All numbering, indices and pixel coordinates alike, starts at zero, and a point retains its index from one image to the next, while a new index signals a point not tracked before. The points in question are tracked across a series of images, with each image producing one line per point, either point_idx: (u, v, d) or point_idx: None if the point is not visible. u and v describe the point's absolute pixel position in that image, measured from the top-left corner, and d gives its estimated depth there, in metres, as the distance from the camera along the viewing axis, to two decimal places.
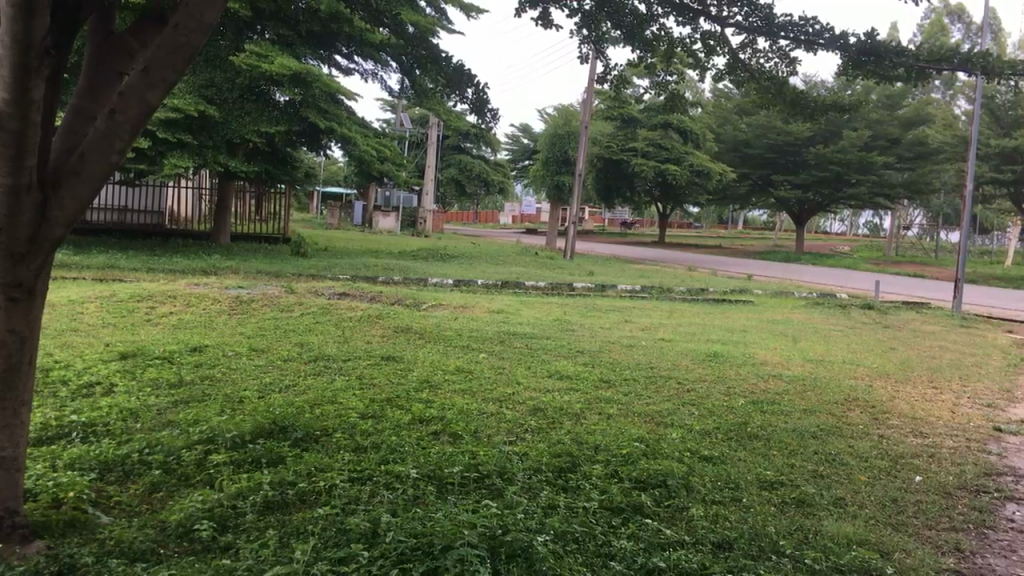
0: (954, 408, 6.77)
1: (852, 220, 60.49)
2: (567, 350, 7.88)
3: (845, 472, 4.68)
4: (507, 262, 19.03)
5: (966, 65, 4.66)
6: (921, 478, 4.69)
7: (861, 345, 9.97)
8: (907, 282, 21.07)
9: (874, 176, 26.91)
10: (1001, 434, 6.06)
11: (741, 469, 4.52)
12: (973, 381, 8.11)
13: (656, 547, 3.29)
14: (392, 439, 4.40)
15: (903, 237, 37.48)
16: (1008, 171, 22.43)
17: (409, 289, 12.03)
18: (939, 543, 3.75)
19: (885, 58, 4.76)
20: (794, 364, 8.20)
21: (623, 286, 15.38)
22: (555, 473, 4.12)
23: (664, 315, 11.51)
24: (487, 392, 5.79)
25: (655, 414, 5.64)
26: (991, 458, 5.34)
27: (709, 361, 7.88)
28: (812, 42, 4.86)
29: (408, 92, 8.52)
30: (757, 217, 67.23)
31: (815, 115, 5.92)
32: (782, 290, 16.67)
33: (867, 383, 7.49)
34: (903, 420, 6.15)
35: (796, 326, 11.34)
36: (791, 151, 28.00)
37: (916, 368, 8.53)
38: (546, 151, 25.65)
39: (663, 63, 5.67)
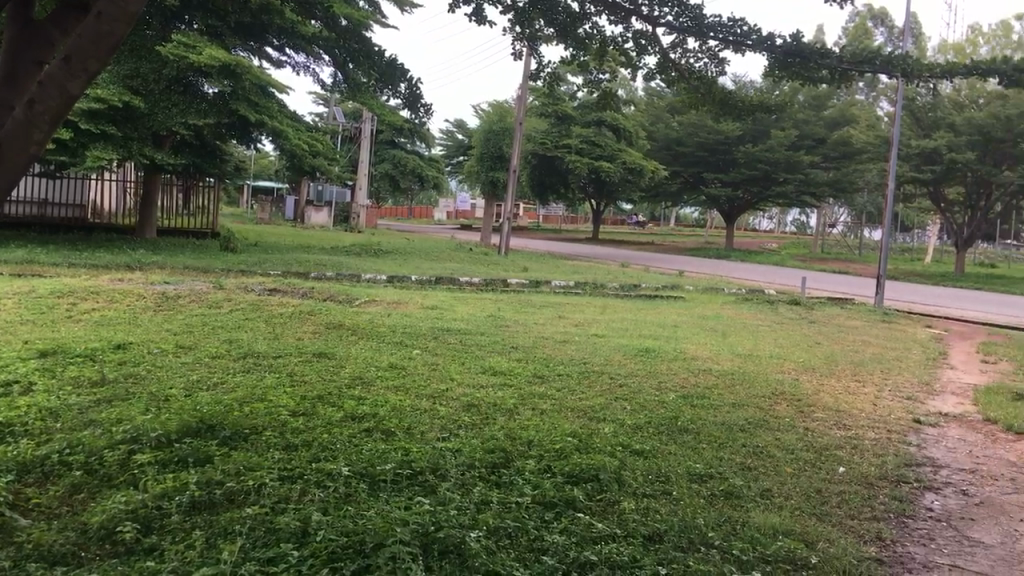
0: (876, 400, 7.00)
1: (779, 217, 62.02)
2: (500, 345, 7.91)
3: (772, 463, 4.80)
4: (441, 258, 19.00)
5: (885, 66, 4.83)
6: (844, 469, 4.83)
7: (788, 339, 10.23)
8: (833, 279, 21.63)
9: (801, 174, 27.62)
10: (920, 425, 6.29)
11: (671, 462, 4.60)
12: (894, 374, 8.39)
13: (589, 540, 3.32)
14: (323, 437, 4.36)
15: (827, 234, 38.49)
16: (928, 171, 23.13)
17: (340, 286, 11.96)
18: (862, 532, 3.86)
19: (811, 60, 4.90)
20: (723, 358, 8.37)
21: (557, 282, 15.44)
22: (488, 468, 4.13)
23: (595, 311, 11.62)
24: (420, 389, 5.77)
25: (587, 408, 5.69)
26: (910, 449, 5.52)
27: (641, 356, 8.01)
28: (739, 43, 4.96)
29: (341, 86, 8.45)
30: (689, 215, 68.68)
31: (742, 115, 6.04)
32: (711, 287, 16.98)
33: (793, 376, 7.68)
34: (828, 412, 6.33)
35: (724, 321, 11.59)
36: (722, 150, 28.50)
37: (840, 362, 8.77)
38: (481, 147, 25.67)
39: (596, 61, 5.71)
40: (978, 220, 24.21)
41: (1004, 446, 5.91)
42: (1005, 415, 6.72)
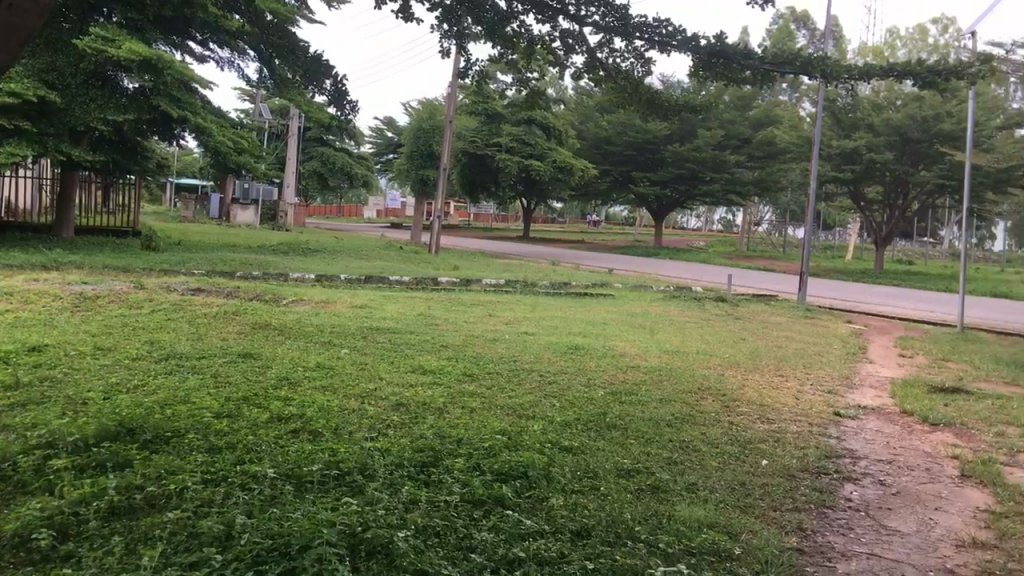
0: (798, 394, 7.18)
1: (706, 215, 63.05)
2: (429, 344, 7.88)
3: (698, 457, 4.89)
4: (370, 256, 18.84)
5: (805, 67, 4.99)
6: (766, 462, 4.95)
7: (713, 335, 10.44)
8: (757, 276, 22.05)
9: (726, 174, 28.19)
10: (840, 417, 6.48)
11: (600, 458, 4.65)
12: (815, 368, 8.63)
13: (516, 537, 3.34)
14: (248, 438, 4.29)
15: (753, 232, 39.26)
16: (848, 170, 23.79)
17: (268, 285, 11.80)
18: (784, 523, 3.95)
19: (733, 60, 5.01)
20: (650, 355, 8.50)
21: (487, 280, 15.44)
22: (417, 467, 4.11)
23: (525, 309, 11.67)
24: (348, 389, 5.71)
25: (517, 406, 5.71)
26: (830, 441, 5.69)
27: (569, 353, 8.08)
28: (664, 43, 5.05)
29: (266, 83, 8.34)
30: (618, 214, 69.34)
31: (668, 114, 6.14)
32: (640, 284, 17.20)
33: (718, 372, 7.84)
34: (752, 407, 6.48)
35: (652, 318, 11.76)
36: (651, 149, 28.89)
37: (764, 357, 8.98)
38: (410, 144, 25.52)
39: (524, 59, 5.74)
40: (895, 218, 25.00)
41: (919, 437, 6.12)
42: (920, 407, 6.97)
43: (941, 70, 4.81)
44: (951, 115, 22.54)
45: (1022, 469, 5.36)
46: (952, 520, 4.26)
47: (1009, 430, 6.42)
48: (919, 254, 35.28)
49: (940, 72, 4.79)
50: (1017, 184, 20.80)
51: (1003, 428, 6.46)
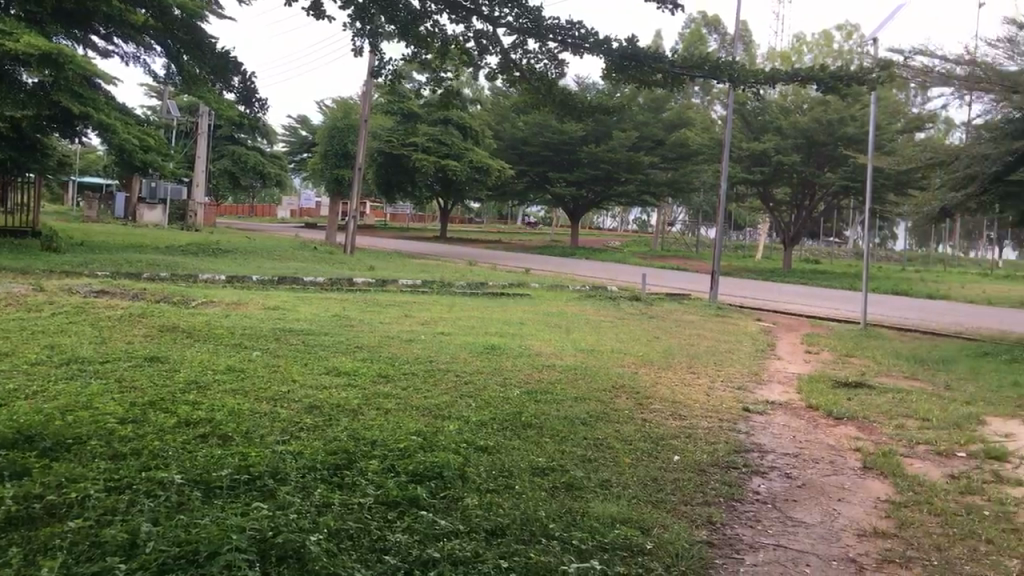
0: (709, 391, 7.34)
1: (621, 215, 63.89)
2: (344, 346, 7.80)
3: (611, 455, 4.96)
4: (284, 257, 18.54)
5: (715, 72, 5.11)
6: (678, 457, 5.05)
7: (627, 334, 10.60)
8: (670, 275, 22.42)
9: (641, 175, 28.62)
10: (749, 413, 6.66)
11: (514, 457, 4.68)
12: (726, 365, 8.84)
13: (431, 538, 3.33)
14: (154, 444, 4.18)
15: (667, 232, 39.96)
16: (757, 172, 24.42)
17: (176, 287, 11.51)
18: (694, 517, 4.05)
19: (645, 64, 5.10)
20: (565, 354, 8.58)
21: (404, 281, 15.36)
22: (330, 470, 4.07)
23: (442, 309, 11.65)
24: (260, 392, 5.62)
25: (433, 407, 5.70)
26: (739, 436, 5.84)
27: (486, 352, 8.10)
28: (577, 46, 5.11)
29: (174, 79, 8.13)
30: (534, 214, 69.72)
31: (581, 116, 6.20)
32: (556, 283, 17.36)
33: (632, 370, 7.97)
34: (664, 404, 6.60)
35: (567, 317, 11.88)
36: (566, 150, 29.15)
37: (676, 355, 9.17)
38: (324, 144, 25.16)
39: (438, 59, 5.74)
40: (802, 219, 25.78)
41: (824, 430, 6.33)
42: (825, 401, 7.21)
43: (844, 76, 4.99)
44: (854, 119, 23.37)
45: (919, 460, 5.59)
46: (855, 511, 4.42)
47: (908, 422, 6.70)
48: (825, 254, 36.45)
49: (843, 78, 4.97)
50: (915, 186, 21.68)
51: (903, 420, 6.74)
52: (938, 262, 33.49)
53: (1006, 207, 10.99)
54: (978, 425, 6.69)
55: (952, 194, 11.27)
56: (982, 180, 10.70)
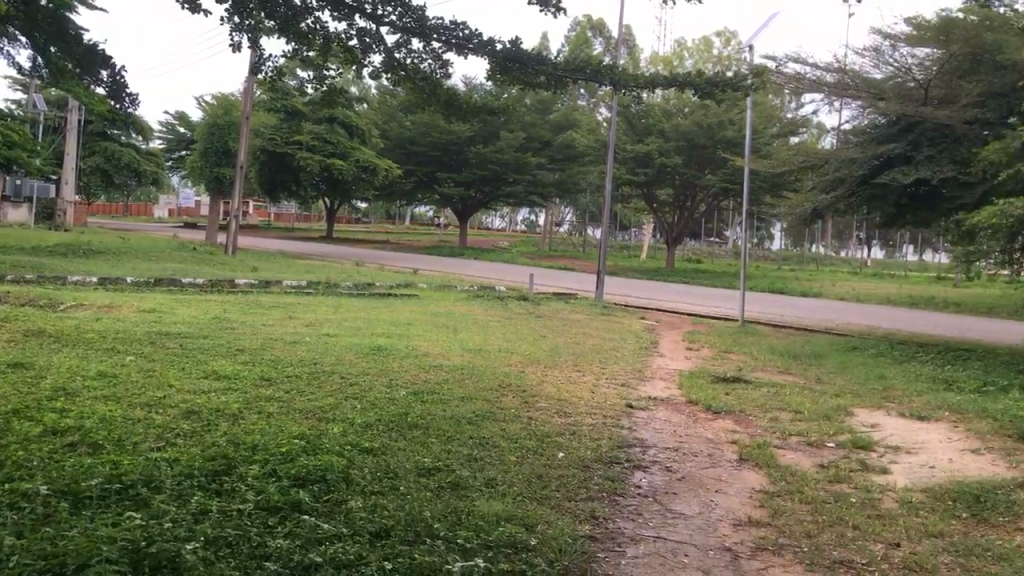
0: (594, 388, 7.48)
1: (510, 216, 64.32)
2: (224, 348, 7.60)
3: (496, 453, 5.00)
4: (161, 258, 17.90)
5: (597, 75, 5.21)
6: (563, 454, 5.13)
7: (514, 333, 10.70)
8: (557, 275, 22.68)
9: (528, 176, 28.90)
10: (632, 409, 6.82)
11: (400, 458, 4.66)
12: (610, 363, 9.03)
13: (313, 542, 3.29)
14: (18, 455, 3.98)
15: (554, 232, 40.44)
16: (641, 173, 24.99)
17: (45, 289, 10.98)
18: (578, 513, 4.12)
19: (529, 66, 5.15)
20: (453, 353, 8.59)
21: (288, 281, 15.08)
22: (208, 476, 3.96)
23: (327, 310, 11.49)
24: (134, 398, 5.41)
25: (316, 410, 5.61)
26: (623, 432, 5.97)
27: (372, 353, 8.03)
28: (462, 46, 5.13)
29: (40, 71, 7.76)
30: (423, 214, 69.53)
31: (467, 116, 6.22)
32: (444, 284, 17.36)
33: (519, 369, 8.04)
34: (550, 402, 6.68)
35: (454, 317, 11.90)
36: (454, 150, 29.16)
37: (563, 353, 9.31)
38: (204, 141, 24.41)
39: (320, 57, 5.66)
40: (683, 221, 26.54)
41: (703, 425, 6.54)
42: (705, 396, 7.44)
43: (718, 83, 5.18)
44: (732, 123, 24.18)
45: (791, 451, 5.84)
46: (731, 502, 4.59)
47: (781, 415, 6.99)
48: (707, 253, 37.61)
49: (717, 84, 5.15)
50: (789, 188, 22.60)
51: (777, 413, 7.03)
52: (811, 261, 35.00)
53: (871, 209, 11.58)
54: (846, 416, 7.04)
55: (823, 196, 11.80)
56: (850, 183, 11.24)
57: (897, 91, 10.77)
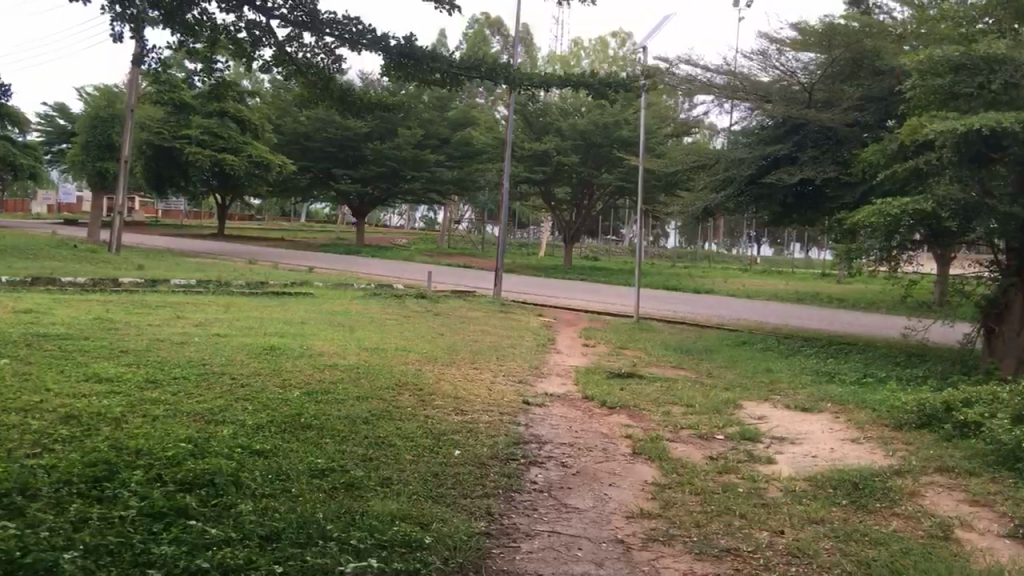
0: (491, 386, 7.50)
1: (408, 214, 63.95)
2: (108, 350, 7.32)
3: (391, 452, 4.96)
4: (39, 256, 17.08)
5: (492, 73, 5.22)
6: (459, 452, 5.13)
7: (412, 332, 10.64)
8: (455, 273, 22.64)
9: (425, 173, 28.78)
10: (528, 405, 6.87)
11: (292, 459, 4.57)
12: (507, 360, 9.07)
13: (200, 547, 3.20)
14: None
15: (453, 230, 40.38)
16: (538, 171, 25.18)
17: None
18: (473, 510, 4.12)
19: (424, 63, 5.12)
20: (349, 352, 8.48)
21: (177, 280, 14.61)
22: (88, 483, 3.81)
23: (218, 310, 11.19)
24: (8, 403, 5.16)
25: (205, 412, 5.45)
26: (519, 428, 6.01)
27: (265, 354, 7.86)
28: (355, 42, 5.06)
29: None
30: (319, 210, 68.44)
31: (361, 112, 6.15)
32: (340, 282, 17.14)
33: (416, 367, 7.99)
34: (446, 400, 6.67)
35: (351, 315, 11.75)
36: (351, 146, 28.79)
37: (460, 351, 9.31)
38: (85, 135, 23.39)
39: (207, 49, 5.50)
40: (580, 218, 26.88)
41: (598, 420, 6.64)
42: (600, 392, 7.55)
43: (609, 83, 5.25)
44: (628, 122, 24.62)
45: (682, 444, 5.99)
46: (624, 495, 4.67)
47: (674, 409, 7.15)
48: (604, 250, 38.25)
49: (609, 84, 5.22)
50: (682, 187, 23.15)
51: (669, 407, 7.20)
52: (704, 258, 35.95)
53: (759, 208, 11.96)
54: (735, 409, 7.26)
55: (713, 195, 12.12)
56: (738, 183, 11.58)
57: (783, 94, 11.14)
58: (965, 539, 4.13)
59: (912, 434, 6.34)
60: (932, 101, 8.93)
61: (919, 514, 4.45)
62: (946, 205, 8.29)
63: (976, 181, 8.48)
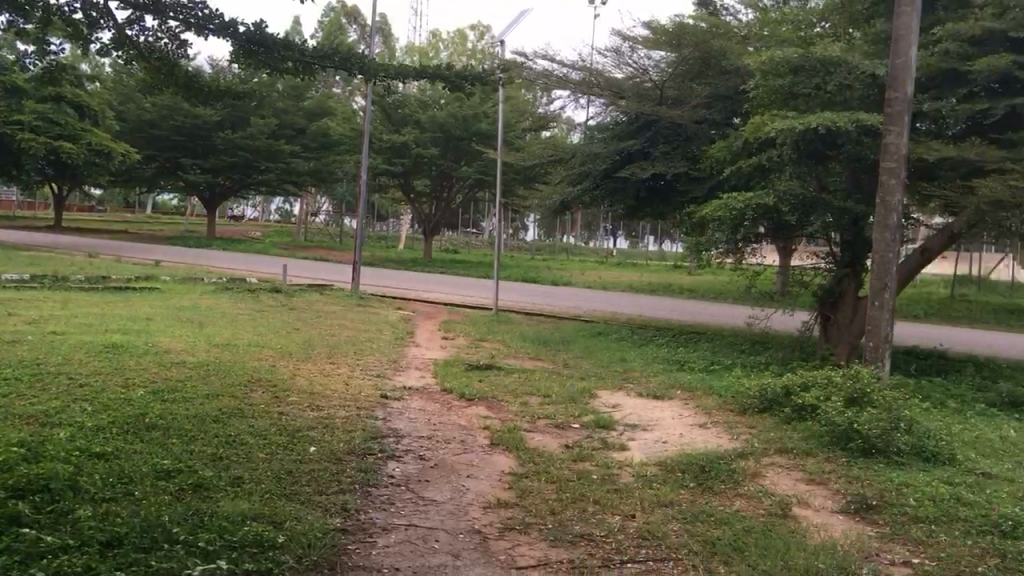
0: (349, 380, 7.41)
1: (263, 206, 62.20)
2: None
3: (243, 451, 4.83)
4: None
5: (346, 63, 5.14)
6: (315, 448, 5.04)
7: (267, 326, 10.39)
8: (311, 266, 22.20)
9: (281, 164, 28.11)
10: (386, 399, 6.82)
11: (135, 461, 4.38)
12: (365, 354, 8.98)
13: (34, 557, 3.03)
14: None
15: (310, 223, 39.58)
16: (398, 164, 24.98)
17: None
18: (328, 506, 4.07)
19: (274, 50, 4.98)
20: (198, 349, 8.18)
21: (8, 275, 13.68)
22: None
23: (55, 307, 10.57)
24: None
25: (41, 415, 5.14)
26: (376, 422, 5.96)
27: (106, 352, 7.47)
28: (201, 27, 4.88)
29: None
30: (167, 202, 65.60)
31: (210, 99, 5.93)
32: (189, 276, 16.49)
33: (269, 363, 7.79)
34: (301, 396, 6.53)
35: (202, 311, 11.34)
36: (200, 135, 27.73)
37: (317, 345, 9.15)
38: None
39: (39, 29, 5.17)
40: (440, 211, 26.86)
41: (457, 412, 6.67)
42: (458, 384, 7.59)
43: (466, 76, 5.28)
44: (486, 115, 24.76)
45: (540, 433, 6.10)
46: (481, 485, 4.72)
47: (531, 399, 7.27)
48: (464, 243, 38.38)
49: (465, 77, 5.24)
50: (541, 181, 23.50)
51: (527, 398, 7.31)
52: (562, 251, 36.59)
53: (613, 202, 12.29)
54: (590, 398, 7.44)
55: (570, 188, 12.38)
56: (594, 176, 11.89)
57: (636, 91, 11.44)
58: (802, 516, 4.39)
59: (755, 418, 6.69)
60: (773, 101, 9.40)
61: (759, 493, 4.70)
62: (786, 199, 8.78)
63: (813, 178, 9.10)
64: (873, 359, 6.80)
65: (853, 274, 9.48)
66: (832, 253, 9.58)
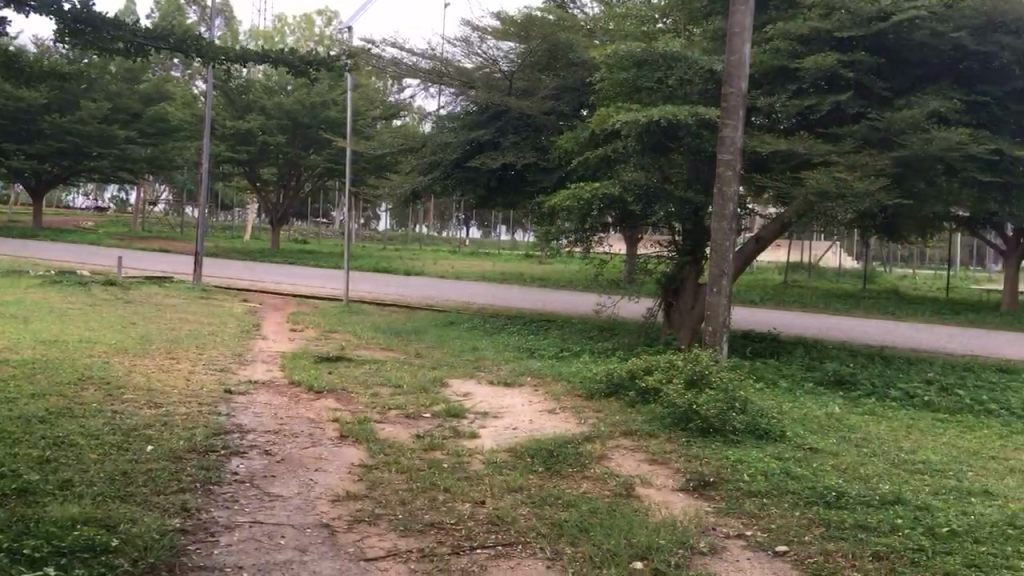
0: (190, 376, 7.13)
1: (94, 194, 58.91)
2: None
3: (73, 452, 4.57)
4: None
5: (182, 45, 4.94)
6: (152, 447, 4.83)
7: (101, 321, 9.87)
8: (148, 258, 21.20)
9: (116, 149, 26.78)
10: (230, 395, 6.61)
11: None
12: (208, 348, 8.67)
13: None
14: None
15: (149, 212, 37.83)
16: (243, 151, 24.19)
17: None
18: (166, 506, 3.92)
19: (103, 30, 4.72)
20: (22, 347, 7.67)
21: None
22: None
23: None
24: None
25: None
26: (219, 419, 5.77)
27: None
28: (20, 3, 4.57)
29: None
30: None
31: (33, 81, 5.56)
32: (14, 269, 15.44)
33: (103, 360, 7.40)
34: (137, 393, 6.24)
35: (27, 306, 10.64)
36: (23, 118, 25.95)
37: (155, 340, 8.76)
38: None
39: None
40: (287, 200, 26.19)
41: (305, 405, 6.54)
42: (307, 377, 7.45)
43: (310, 61, 5.16)
44: (335, 103, 24.33)
45: (391, 424, 6.06)
46: (329, 478, 4.66)
47: (382, 390, 7.21)
48: (313, 233, 37.62)
49: (310, 63, 5.13)
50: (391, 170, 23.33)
51: (378, 389, 7.25)
52: (413, 240, 36.45)
53: (463, 191, 12.34)
54: (442, 387, 7.46)
55: (420, 177, 12.35)
56: (445, 166, 11.91)
57: (486, 81, 11.53)
58: (644, 495, 4.56)
59: (602, 402, 6.88)
60: (618, 93, 9.66)
61: (605, 475, 4.86)
62: (632, 189, 9.03)
63: (656, 168, 9.41)
64: (712, 343, 7.12)
65: (693, 261, 9.88)
66: (673, 241, 9.91)
